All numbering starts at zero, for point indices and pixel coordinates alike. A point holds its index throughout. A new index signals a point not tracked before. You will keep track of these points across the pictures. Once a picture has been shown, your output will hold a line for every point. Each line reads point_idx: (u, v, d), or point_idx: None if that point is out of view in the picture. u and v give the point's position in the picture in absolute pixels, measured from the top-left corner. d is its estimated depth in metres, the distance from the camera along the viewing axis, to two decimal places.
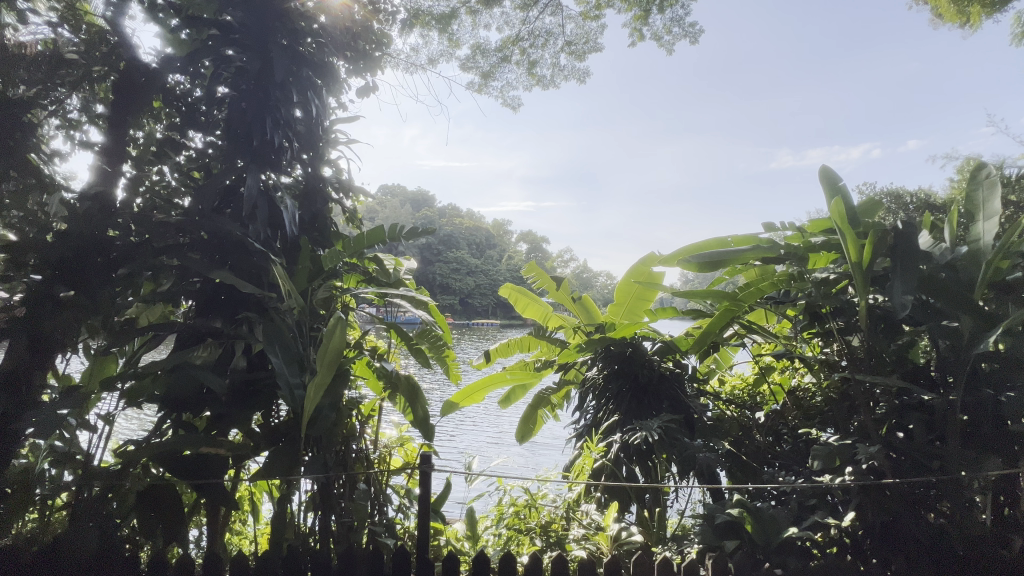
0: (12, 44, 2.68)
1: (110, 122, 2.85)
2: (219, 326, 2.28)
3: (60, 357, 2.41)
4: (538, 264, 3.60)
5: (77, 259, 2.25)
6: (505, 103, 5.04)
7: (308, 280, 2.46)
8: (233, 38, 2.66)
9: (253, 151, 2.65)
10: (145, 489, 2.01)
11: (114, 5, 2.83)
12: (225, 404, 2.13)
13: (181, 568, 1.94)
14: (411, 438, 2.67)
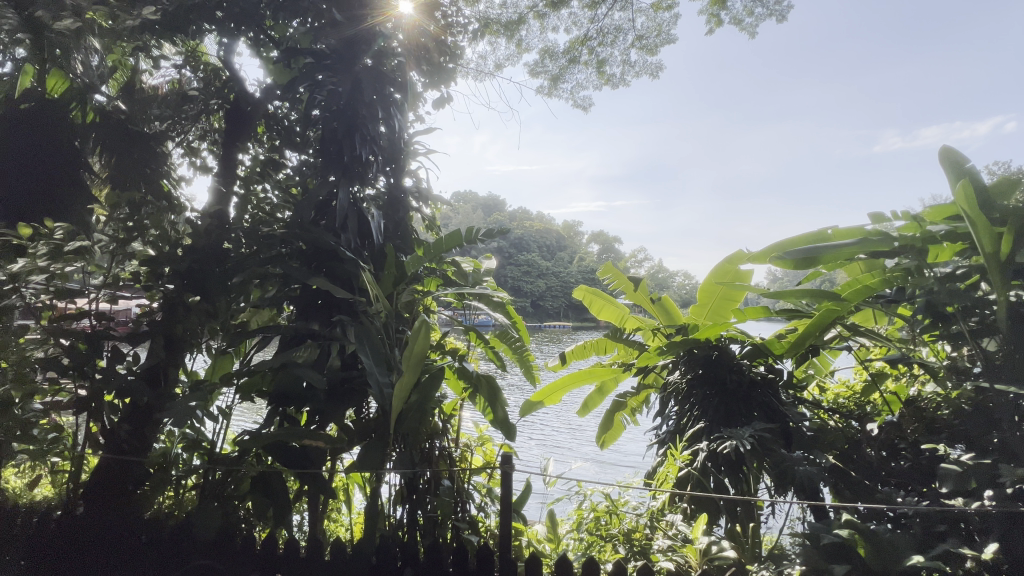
0: (147, 86, 3.38)
1: (223, 147, 3.23)
2: (317, 328, 2.46)
3: (189, 354, 2.75)
4: (614, 264, 3.51)
5: (201, 270, 2.57)
6: (575, 105, 5.01)
7: (394, 284, 2.59)
8: (325, 64, 2.88)
9: (343, 166, 2.84)
10: (258, 475, 2.21)
11: (225, 46, 3.24)
12: (323, 400, 2.30)
13: (289, 548, 2.13)
14: (492, 438, 2.71)
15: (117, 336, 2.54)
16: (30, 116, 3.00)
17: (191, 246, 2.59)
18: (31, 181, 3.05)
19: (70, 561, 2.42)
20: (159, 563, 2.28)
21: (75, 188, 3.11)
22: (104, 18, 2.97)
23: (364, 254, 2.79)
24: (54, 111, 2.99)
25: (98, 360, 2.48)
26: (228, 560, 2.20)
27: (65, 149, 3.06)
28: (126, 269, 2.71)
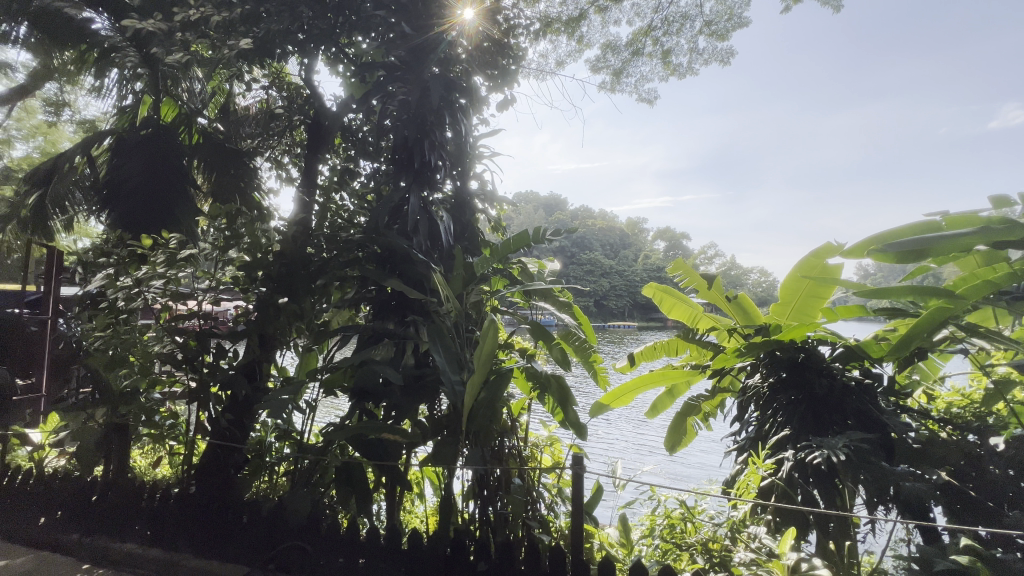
0: (242, 107, 3.98)
1: (305, 159, 3.50)
2: (393, 327, 2.59)
3: (280, 351, 2.99)
4: (686, 260, 3.35)
5: (289, 274, 2.78)
6: (639, 98, 4.87)
7: (463, 285, 2.62)
8: (396, 76, 3.00)
9: (414, 172, 2.96)
10: (341, 466, 2.36)
11: (306, 66, 3.50)
12: (399, 396, 2.41)
13: (370, 535, 2.25)
14: (561, 438, 2.73)
15: (220, 334, 2.82)
16: (145, 140, 3.43)
17: (280, 252, 2.81)
18: (140, 199, 3.36)
19: (182, 537, 2.60)
20: (256, 544, 2.45)
21: (182, 204, 3.49)
22: (206, 49, 3.32)
23: (434, 256, 2.87)
24: (166, 135, 3.46)
25: (205, 356, 2.77)
26: (316, 544, 2.33)
27: (173, 168, 3.45)
28: (226, 274, 2.97)
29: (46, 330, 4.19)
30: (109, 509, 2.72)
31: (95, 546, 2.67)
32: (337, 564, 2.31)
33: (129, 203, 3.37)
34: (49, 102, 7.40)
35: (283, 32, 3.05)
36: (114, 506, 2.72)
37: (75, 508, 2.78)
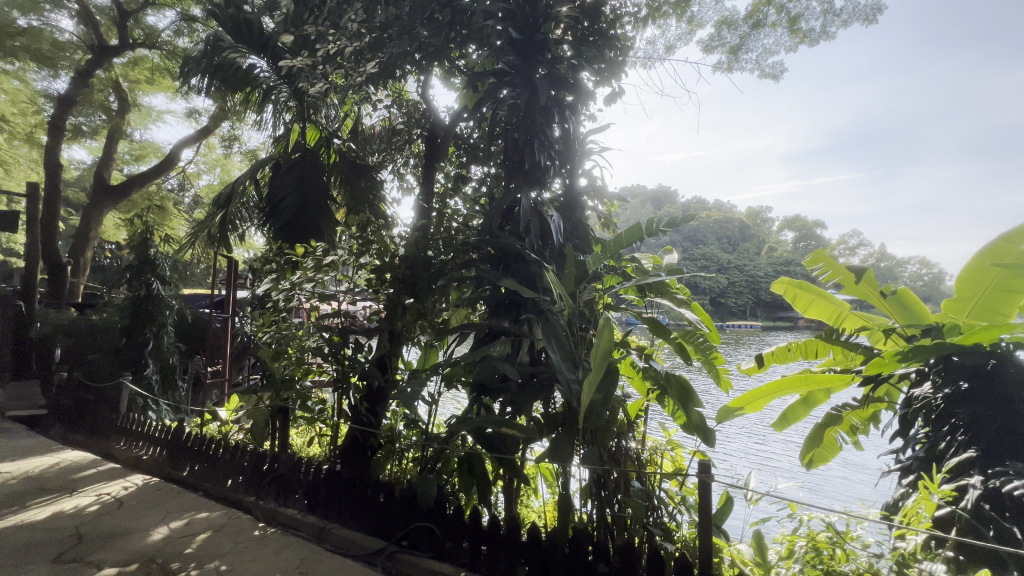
0: (370, 126, 4.52)
1: (424, 170, 3.79)
2: (508, 325, 2.67)
3: (406, 347, 3.29)
4: (827, 251, 2.94)
5: (415, 276, 3.03)
6: (762, 74, 4.42)
7: (576, 283, 2.61)
8: (506, 81, 3.01)
9: (525, 173, 2.98)
10: (463, 455, 2.50)
11: (423, 83, 3.78)
12: (516, 392, 2.47)
13: (491, 525, 2.34)
14: (682, 445, 2.59)
15: (358, 330, 3.17)
16: (296, 164, 4.00)
17: (406, 255, 3.05)
18: (294, 212, 3.87)
19: (331, 508, 2.94)
20: (393, 521, 2.69)
21: (325, 215, 3.96)
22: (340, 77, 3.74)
23: (546, 254, 2.88)
24: (311, 157, 4.03)
25: (346, 350, 3.15)
26: (444, 527, 2.50)
27: (318, 187, 3.99)
28: (361, 276, 3.30)
29: (228, 328, 5.01)
30: (277, 478, 3.17)
31: (268, 508, 3.12)
32: (463, 548, 2.45)
33: (286, 217, 3.87)
34: (224, 138, 8.95)
35: (403, 54, 3.29)
36: (279, 475, 3.17)
37: (252, 475, 3.30)
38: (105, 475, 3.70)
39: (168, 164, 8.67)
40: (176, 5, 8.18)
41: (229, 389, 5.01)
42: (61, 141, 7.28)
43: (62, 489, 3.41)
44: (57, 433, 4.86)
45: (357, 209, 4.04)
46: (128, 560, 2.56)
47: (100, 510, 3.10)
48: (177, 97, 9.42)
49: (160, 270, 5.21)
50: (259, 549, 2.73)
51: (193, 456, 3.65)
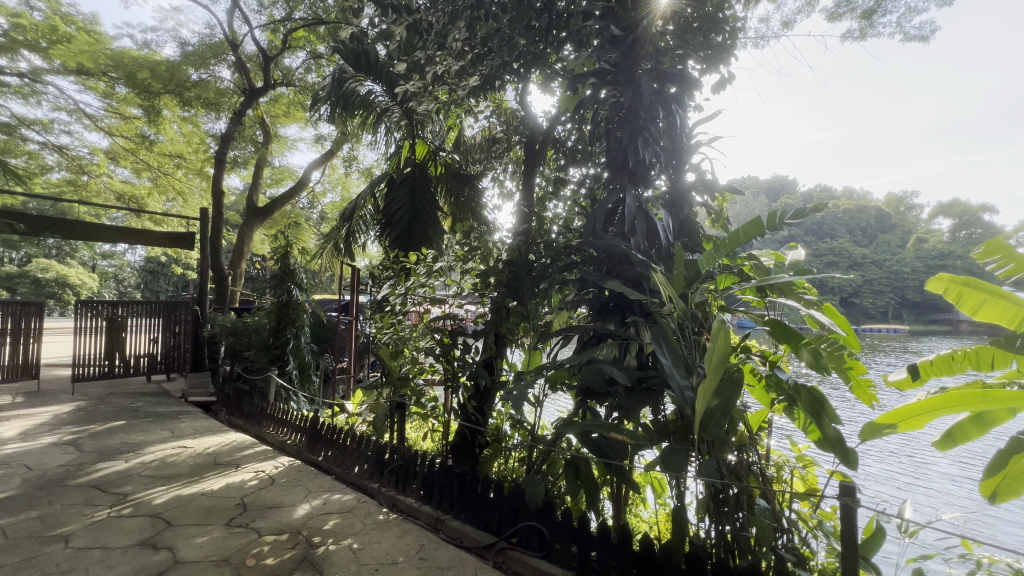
0: (472, 136, 4.73)
1: (524, 175, 3.88)
2: (613, 328, 2.59)
3: (510, 348, 3.38)
4: (1002, 239, 2.45)
5: (518, 279, 3.09)
6: (907, 37, 3.81)
7: (687, 284, 2.46)
8: (606, 79, 2.94)
9: (629, 172, 2.89)
10: (570, 459, 2.49)
11: (521, 91, 3.87)
12: (624, 397, 2.40)
13: (601, 531, 2.29)
14: (815, 463, 2.31)
15: (466, 332, 3.33)
16: (407, 178, 4.31)
17: (509, 260, 3.13)
18: (408, 223, 4.18)
19: (445, 500, 3.11)
20: (502, 519, 2.77)
21: (433, 224, 4.26)
22: (444, 94, 3.97)
23: (652, 254, 2.75)
24: (421, 171, 4.32)
25: (455, 351, 3.32)
26: (553, 529, 2.51)
27: (427, 198, 4.29)
28: (467, 281, 3.46)
29: (353, 329, 5.57)
30: (396, 467, 3.44)
31: (388, 495, 3.39)
32: (571, 552, 2.44)
33: (400, 227, 4.17)
34: (345, 159, 10.01)
35: (503, 65, 3.42)
36: (399, 465, 3.44)
37: (375, 463, 3.62)
38: (260, 455, 4.31)
39: (301, 185, 9.90)
40: (306, 45, 9.34)
41: (353, 385, 5.57)
42: (223, 172, 8.69)
43: (229, 464, 4.04)
44: (223, 416, 5.78)
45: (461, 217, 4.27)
46: (281, 530, 2.94)
47: (258, 485, 3.62)
48: (307, 125, 10.75)
49: (297, 278, 5.97)
50: (384, 532, 2.98)
51: (327, 443, 4.11)
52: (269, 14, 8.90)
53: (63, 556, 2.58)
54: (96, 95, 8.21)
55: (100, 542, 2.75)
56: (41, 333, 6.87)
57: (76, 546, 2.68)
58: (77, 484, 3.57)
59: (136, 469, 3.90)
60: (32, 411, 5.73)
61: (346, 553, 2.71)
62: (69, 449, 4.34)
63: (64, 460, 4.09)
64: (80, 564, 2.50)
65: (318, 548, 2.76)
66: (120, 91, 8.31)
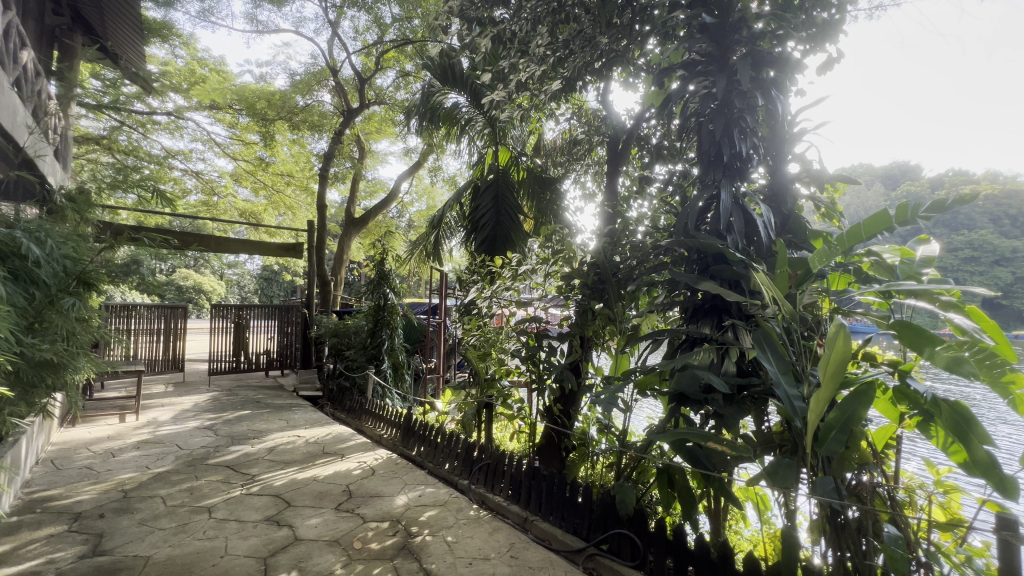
0: (553, 140, 4.77)
1: (608, 175, 3.83)
2: (709, 331, 2.42)
3: (596, 351, 3.34)
4: None
5: (604, 281, 3.05)
6: None
7: (794, 285, 2.25)
8: (696, 70, 2.76)
9: (724, 166, 2.69)
10: (664, 468, 2.39)
11: (603, 90, 3.82)
12: (723, 405, 2.25)
13: (700, 546, 2.17)
14: (959, 489, 2.00)
15: (551, 335, 3.34)
16: (491, 185, 4.50)
17: (595, 262, 3.10)
18: (493, 228, 4.38)
19: (533, 501, 3.13)
20: (593, 525, 2.72)
21: (516, 228, 4.43)
22: (526, 100, 4.04)
23: (752, 253, 2.54)
24: (503, 178, 4.52)
25: (541, 353, 3.34)
26: (646, 540, 2.41)
27: (511, 203, 4.47)
28: (551, 284, 3.48)
29: (441, 331, 5.85)
30: (485, 466, 3.54)
31: (477, 492, 3.49)
32: (666, 564, 2.34)
33: (486, 232, 4.38)
34: (431, 170, 10.57)
35: (585, 65, 3.40)
36: (487, 463, 3.54)
37: (465, 461, 3.76)
38: (361, 446, 4.67)
39: (392, 196, 10.61)
40: (395, 65, 10.00)
41: (442, 384, 5.84)
42: (326, 187, 9.57)
43: (335, 454, 4.42)
44: (329, 409, 6.35)
45: (544, 220, 4.32)
46: (382, 518, 3.16)
47: (361, 474, 3.92)
48: (397, 139, 11.49)
49: (391, 282, 6.40)
50: (475, 527, 3.07)
51: (420, 438, 4.34)
52: (363, 40, 9.67)
53: (209, 525, 2.99)
54: (224, 126, 9.45)
55: (236, 515, 3.14)
56: (185, 333, 8.03)
57: (218, 517, 3.10)
58: (215, 463, 4.13)
59: (260, 453, 4.40)
60: (180, 398, 6.72)
61: (442, 545, 2.84)
62: (208, 433, 5.03)
63: (205, 442, 4.74)
64: (222, 533, 2.89)
65: (417, 538, 2.93)
66: (242, 121, 9.48)
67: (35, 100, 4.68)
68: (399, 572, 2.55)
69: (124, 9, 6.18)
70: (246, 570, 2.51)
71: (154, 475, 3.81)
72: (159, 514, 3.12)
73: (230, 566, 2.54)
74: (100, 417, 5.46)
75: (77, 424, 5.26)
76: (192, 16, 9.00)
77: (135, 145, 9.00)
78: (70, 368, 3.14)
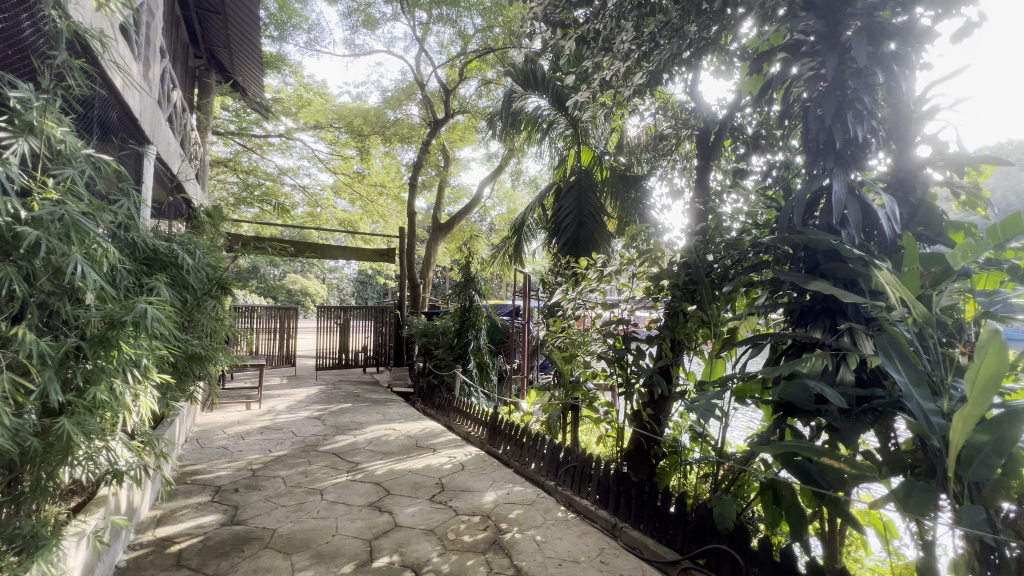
0: (639, 137, 4.65)
1: (699, 170, 3.65)
2: (821, 337, 2.19)
3: (688, 355, 3.19)
4: None
5: (697, 282, 2.91)
6: None
7: (928, 285, 1.96)
8: (801, 52, 2.44)
9: (836, 154, 2.39)
10: (768, 482, 2.21)
11: (692, 81, 3.64)
12: (839, 418, 2.03)
13: (812, 569, 1.98)
14: None
15: (639, 338, 3.25)
16: (574, 185, 4.47)
17: (686, 262, 2.96)
18: (576, 230, 4.34)
19: (622, 507, 3.06)
20: (688, 537, 2.60)
21: (600, 229, 4.35)
22: (609, 97, 3.98)
23: (873, 248, 2.26)
24: (586, 178, 4.46)
25: (628, 356, 3.26)
26: (749, 558, 2.24)
27: (594, 204, 4.41)
28: (638, 285, 3.38)
29: (525, 332, 5.93)
30: (572, 468, 3.53)
31: (564, 494, 3.49)
32: None
33: (568, 234, 4.35)
34: (512, 174, 10.79)
35: (673, 57, 3.27)
36: (574, 466, 3.52)
37: (551, 462, 3.77)
38: (451, 442, 4.89)
39: (476, 201, 11.00)
40: (478, 74, 10.34)
41: (526, 384, 5.92)
42: (415, 195, 10.15)
43: (428, 448, 4.66)
44: (419, 405, 6.72)
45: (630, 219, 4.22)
46: (473, 512, 3.28)
47: (451, 469, 4.10)
48: (479, 146, 11.87)
49: (476, 284, 6.63)
50: (564, 529, 3.07)
51: (506, 437, 4.44)
52: (448, 53, 10.13)
53: (321, 505, 3.31)
54: (326, 143, 10.38)
55: (344, 498, 3.44)
56: (296, 331, 8.95)
57: (328, 499, 3.41)
58: (324, 450, 4.56)
59: (362, 443, 4.78)
60: (293, 390, 7.51)
61: (531, 543, 2.88)
62: (317, 422, 5.56)
63: (315, 430, 5.25)
64: (333, 514, 3.18)
65: (507, 534, 3.00)
66: (342, 138, 10.38)
67: (182, 132, 5.50)
68: (490, 566, 2.64)
69: (248, 48, 7.04)
70: (354, 550, 2.74)
71: (275, 457, 4.30)
72: (280, 492, 3.52)
73: (341, 544, 2.79)
74: (231, 404, 6.26)
75: (213, 410, 6.08)
76: (301, 47, 10.04)
77: (255, 165, 10.21)
78: (212, 361, 3.64)
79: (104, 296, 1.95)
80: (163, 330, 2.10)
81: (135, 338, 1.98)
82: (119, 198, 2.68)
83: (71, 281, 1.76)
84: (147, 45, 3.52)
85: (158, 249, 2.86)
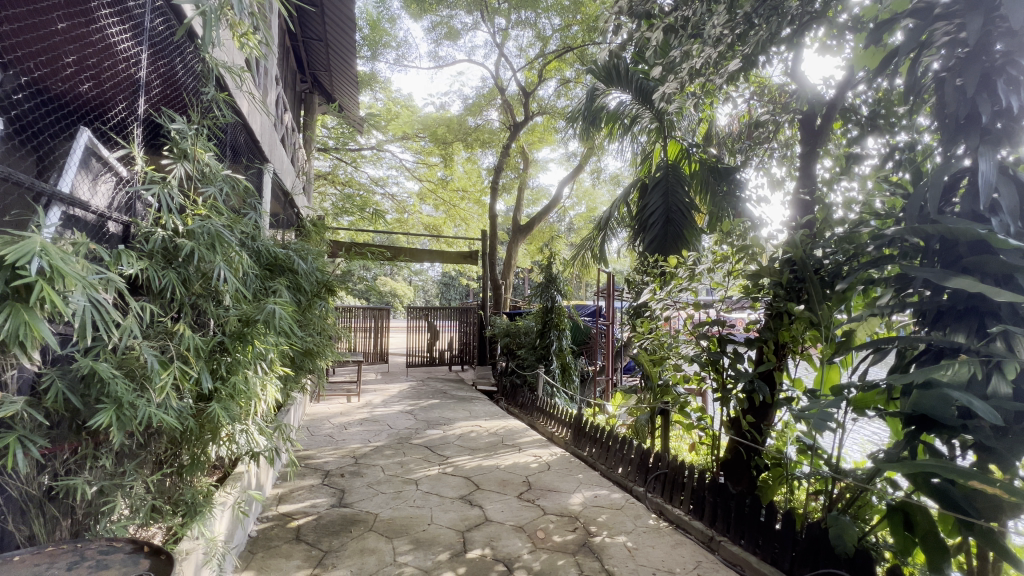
0: (732, 126, 4.37)
1: (803, 158, 3.34)
2: (965, 341, 1.88)
3: (794, 360, 2.92)
4: None
5: (804, 281, 2.66)
6: None
7: None
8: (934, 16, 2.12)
9: (982, 129, 2.03)
10: (898, 504, 1.95)
11: (794, 62, 3.34)
12: (991, 436, 1.74)
13: None
14: None
15: (736, 340, 3.04)
16: (660, 181, 4.31)
17: (792, 258, 2.72)
18: (663, 227, 4.17)
19: (720, 519, 2.88)
20: (798, 558, 2.38)
21: (689, 226, 4.14)
22: (699, 87, 3.78)
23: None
24: (673, 172, 4.27)
25: (723, 360, 3.07)
26: None
27: (683, 199, 4.21)
28: (734, 283, 3.17)
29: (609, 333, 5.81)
30: (662, 475, 3.39)
31: (654, 502, 3.36)
32: None
33: (654, 232, 4.20)
34: (592, 172, 10.66)
35: (771, 38, 3.03)
36: (665, 473, 3.38)
37: (640, 467, 3.66)
38: (536, 440, 4.93)
39: (555, 201, 11.03)
40: (557, 75, 10.34)
41: (610, 386, 5.79)
42: (496, 198, 10.40)
43: (513, 446, 4.74)
44: (502, 402, 6.83)
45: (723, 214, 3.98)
46: (562, 512, 3.28)
47: (538, 468, 4.14)
48: (558, 146, 11.86)
49: (557, 285, 6.63)
50: (656, 538, 2.96)
51: (591, 440, 4.38)
52: (527, 56, 10.28)
53: (417, 495, 3.51)
54: (413, 153, 10.99)
55: (436, 490, 3.62)
56: (389, 330, 9.58)
57: (422, 489, 3.61)
58: (417, 442, 4.83)
59: (451, 437, 5.00)
60: (387, 385, 8.05)
61: (622, 549, 2.82)
62: (410, 416, 5.91)
63: (408, 423, 5.59)
64: (427, 504, 3.36)
65: (596, 537, 2.96)
66: (427, 147, 10.92)
67: (292, 151, 6.13)
68: (581, 568, 2.62)
69: (345, 70, 7.67)
70: (449, 540, 2.87)
71: (374, 447, 4.63)
72: (380, 480, 3.79)
73: (436, 533, 2.93)
74: (334, 396, 6.85)
75: (319, 401, 6.69)
76: (390, 64, 10.72)
77: (351, 177, 11.08)
78: (320, 357, 4.00)
79: (240, 298, 2.23)
80: (286, 328, 2.36)
81: (265, 335, 2.24)
82: (248, 212, 3.05)
83: (216, 285, 2.04)
84: (265, 76, 3.97)
85: (278, 256, 3.22)
